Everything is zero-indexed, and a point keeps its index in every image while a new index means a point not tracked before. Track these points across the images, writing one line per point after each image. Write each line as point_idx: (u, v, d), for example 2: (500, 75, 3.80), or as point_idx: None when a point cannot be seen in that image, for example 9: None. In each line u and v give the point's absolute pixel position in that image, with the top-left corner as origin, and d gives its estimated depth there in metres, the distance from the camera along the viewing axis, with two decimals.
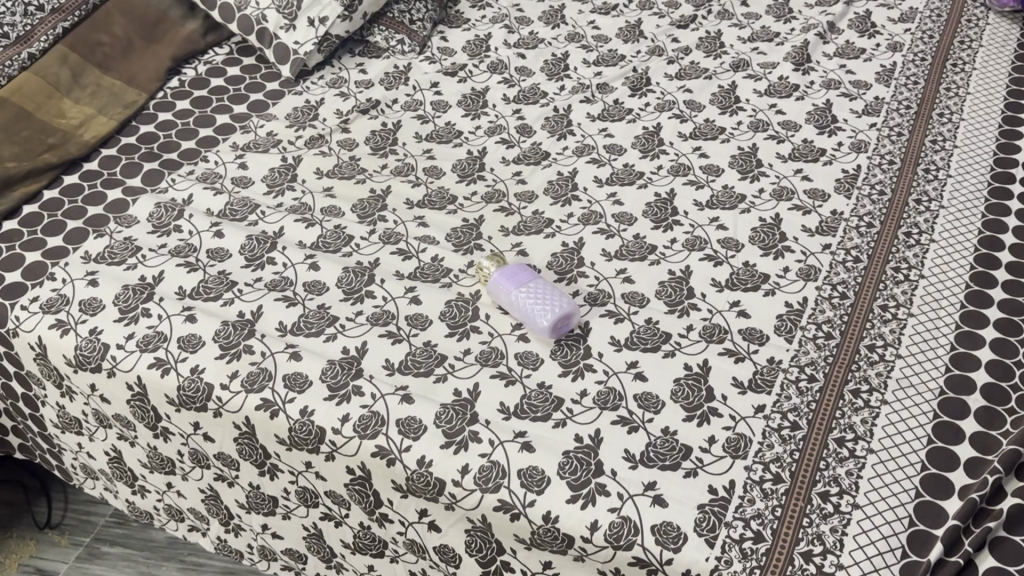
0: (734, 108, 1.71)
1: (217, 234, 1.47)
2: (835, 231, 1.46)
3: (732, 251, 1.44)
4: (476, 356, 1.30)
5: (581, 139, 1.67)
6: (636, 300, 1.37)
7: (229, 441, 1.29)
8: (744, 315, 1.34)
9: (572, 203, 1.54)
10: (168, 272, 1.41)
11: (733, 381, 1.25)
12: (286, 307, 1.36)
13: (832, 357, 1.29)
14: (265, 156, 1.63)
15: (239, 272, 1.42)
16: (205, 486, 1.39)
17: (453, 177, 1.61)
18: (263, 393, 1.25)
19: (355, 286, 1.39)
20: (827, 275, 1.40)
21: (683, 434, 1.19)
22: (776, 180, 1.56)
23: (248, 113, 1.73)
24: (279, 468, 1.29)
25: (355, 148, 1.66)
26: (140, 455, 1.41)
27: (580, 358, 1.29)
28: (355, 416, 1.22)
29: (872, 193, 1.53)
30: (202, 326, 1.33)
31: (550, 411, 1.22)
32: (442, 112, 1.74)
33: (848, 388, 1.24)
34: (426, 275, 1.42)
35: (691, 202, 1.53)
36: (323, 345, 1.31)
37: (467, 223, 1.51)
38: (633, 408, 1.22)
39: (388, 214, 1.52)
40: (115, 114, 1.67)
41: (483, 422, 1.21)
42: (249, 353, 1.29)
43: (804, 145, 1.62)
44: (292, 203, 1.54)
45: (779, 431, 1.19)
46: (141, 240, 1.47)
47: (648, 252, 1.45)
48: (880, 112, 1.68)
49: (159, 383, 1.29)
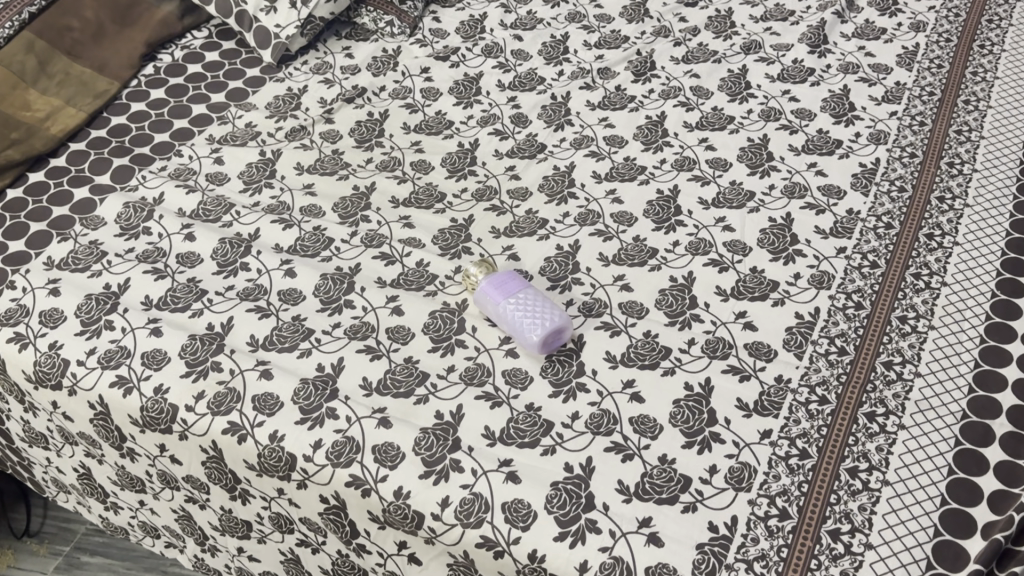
0: (744, 96, 1.60)
1: (188, 237, 1.38)
2: (850, 233, 1.36)
3: (739, 256, 1.33)
4: (460, 374, 1.20)
5: (580, 130, 1.56)
6: (634, 310, 1.27)
7: (197, 464, 1.21)
8: (751, 328, 1.24)
9: (568, 201, 1.44)
10: (134, 280, 1.33)
11: (737, 403, 1.15)
12: (258, 319, 1.27)
13: (846, 375, 1.18)
14: (242, 150, 1.53)
15: (209, 280, 1.33)
16: (177, 506, 1.30)
17: (443, 171, 1.51)
18: (230, 416, 1.17)
19: (333, 293, 1.30)
20: (842, 282, 1.29)
21: (682, 463, 1.10)
22: (788, 175, 1.45)
23: (226, 103, 1.63)
24: (250, 494, 1.20)
25: (338, 140, 1.56)
26: (108, 472, 1.33)
27: (572, 376, 1.20)
28: (328, 441, 1.13)
29: (891, 190, 1.42)
30: (168, 340, 1.24)
31: (538, 437, 1.13)
32: (433, 101, 1.63)
33: (863, 411, 1.14)
34: (409, 282, 1.33)
35: (696, 200, 1.42)
36: (296, 361, 1.22)
37: (455, 224, 1.41)
38: (628, 433, 1.13)
39: (371, 214, 1.43)
40: (84, 106, 1.57)
41: (465, 449, 1.12)
42: (216, 371, 1.21)
43: (819, 136, 1.51)
44: (270, 202, 1.45)
45: (786, 460, 1.10)
46: (107, 244, 1.38)
47: (648, 256, 1.35)
48: (901, 99, 1.57)
49: (121, 403, 1.21)
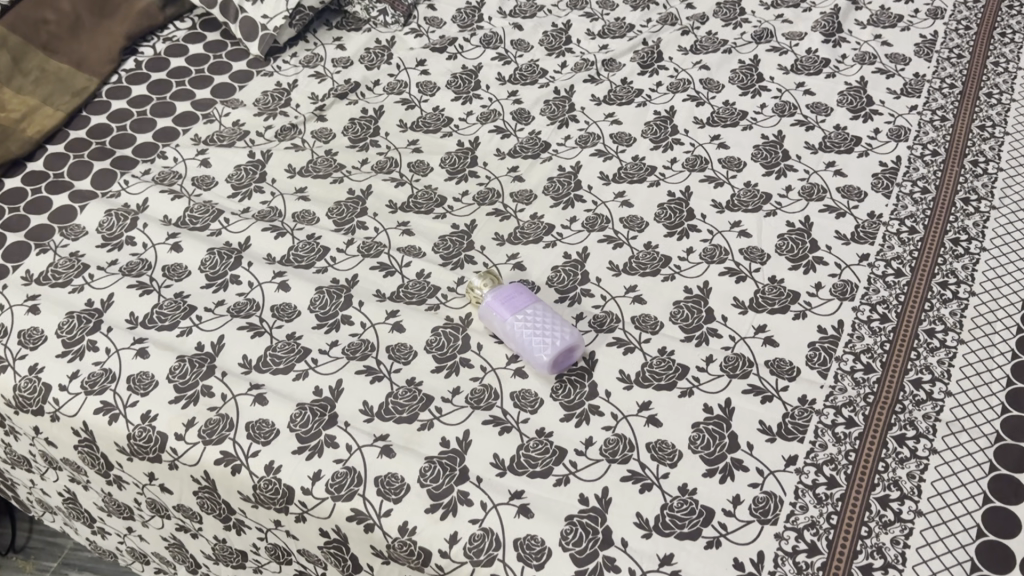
0: (757, 89, 1.52)
1: (174, 247, 1.31)
2: (873, 239, 1.29)
3: (757, 264, 1.27)
4: (466, 396, 1.14)
5: (585, 127, 1.49)
6: (648, 324, 1.21)
7: (188, 493, 1.15)
8: (771, 343, 1.17)
9: (574, 205, 1.37)
10: (118, 295, 1.25)
11: (760, 427, 1.09)
12: (251, 338, 1.20)
13: (874, 395, 1.12)
14: (229, 151, 1.45)
15: (198, 295, 1.25)
16: (167, 534, 1.24)
17: (442, 173, 1.43)
18: (223, 446, 1.10)
19: (329, 308, 1.23)
20: (866, 292, 1.23)
21: (703, 494, 1.04)
22: (806, 175, 1.38)
23: (211, 100, 1.55)
24: (245, 524, 1.14)
25: (332, 140, 1.48)
26: (95, 498, 1.26)
27: (585, 399, 1.13)
28: (328, 472, 1.07)
29: (914, 191, 1.35)
30: (155, 362, 1.17)
31: (550, 466, 1.07)
32: (430, 96, 1.56)
33: (892, 434, 1.08)
34: (410, 295, 1.26)
35: (709, 202, 1.36)
36: (291, 384, 1.15)
37: (456, 230, 1.34)
38: (645, 460, 1.07)
39: (368, 220, 1.35)
40: (62, 105, 1.49)
41: (474, 480, 1.06)
42: (207, 397, 1.14)
43: (836, 133, 1.44)
44: (260, 208, 1.37)
45: (813, 489, 1.04)
46: (89, 257, 1.30)
47: (661, 265, 1.28)
48: (921, 92, 1.50)
49: (107, 430, 1.14)
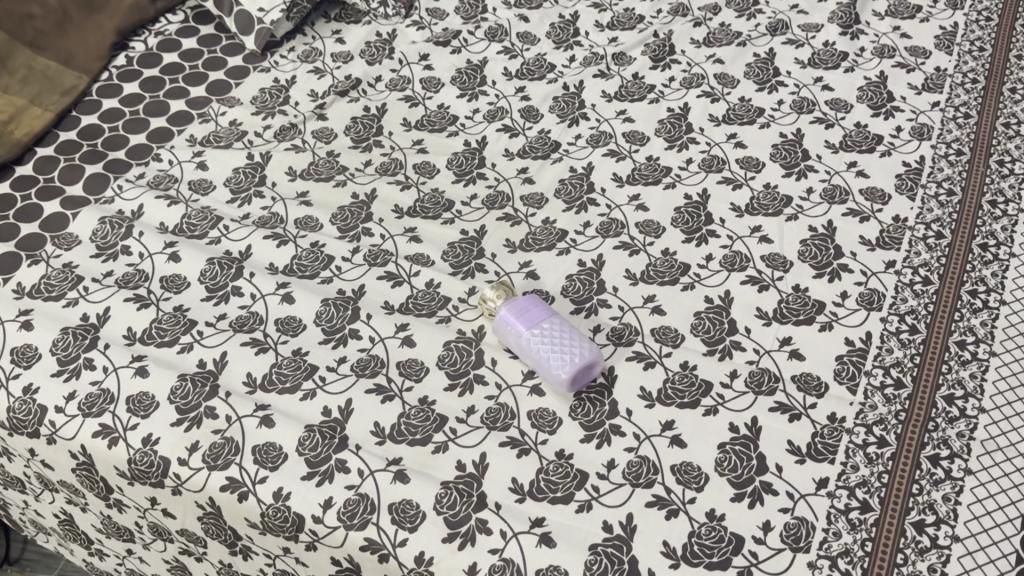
0: (773, 84, 1.47)
1: (172, 257, 1.26)
2: (899, 244, 1.24)
3: (780, 272, 1.22)
4: (482, 416, 1.09)
5: (597, 125, 1.43)
6: (669, 337, 1.16)
7: (192, 519, 1.10)
8: (798, 357, 1.13)
9: (588, 208, 1.32)
10: (114, 309, 1.20)
11: (789, 447, 1.05)
12: (255, 354, 1.15)
13: (905, 413, 1.08)
14: (227, 153, 1.40)
15: (198, 308, 1.20)
16: (170, 557, 1.20)
17: (449, 175, 1.38)
18: (228, 471, 1.05)
19: (336, 322, 1.18)
20: (893, 302, 1.18)
21: (732, 520, 1.00)
22: (827, 176, 1.33)
23: (206, 97, 1.49)
24: (252, 550, 1.10)
25: (333, 140, 1.43)
26: (93, 520, 1.22)
27: (605, 418, 1.09)
28: (339, 500, 1.02)
29: (939, 193, 1.30)
30: (155, 382, 1.12)
31: (572, 491, 1.02)
32: (434, 92, 1.50)
33: (925, 454, 1.04)
34: (419, 306, 1.21)
35: (728, 206, 1.31)
36: (299, 405, 1.10)
37: (466, 237, 1.29)
38: (670, 484, 1.03)
39: (374, 226, 1.30)
40: (50, 105, 1.43)
41: (492, 507, 1.01)
42: (210, 419, 1.09)
43: (857, 131, 1.39)
44: (260, 214, 1.32)
45: (845, 514, 1.00)
46: (83, 268, 1.25)
47: (680, 273, 1.23)
48: (943, 87, 1.45)
49: (106, 455, 1.09)
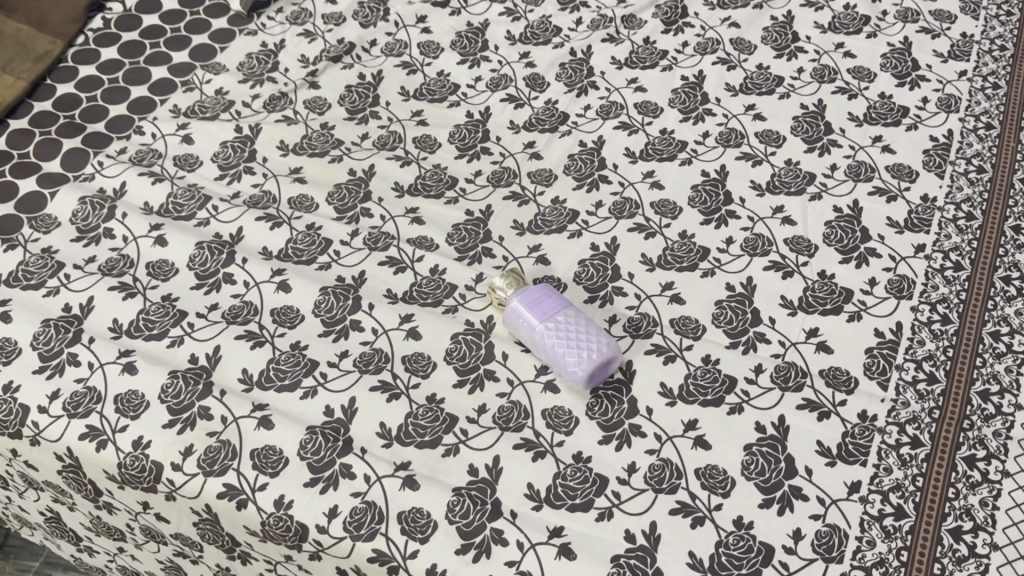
0: (792, 50, 1.40)
1: (158, 241, 1.18)
2: (928, 226, 1.18)
3: (804, 257, 1.16)
4: (493, 415, 1.03)
5: (606, 95, 1.36)
6: (689, 328, 1.10)
7: (187, 523, 1.04)
8: (825, 350, 1.07)
9: (600, 186, 1.25)
10: (98, 298, 1.13)
11: (818, 448, 1.00)
12: (251, 348, 1.08)
13: (939, 410, 1.03)
14: (214, 125, 1.31)
15: (188, 298, 1.13)
16: (163, 557, 1.14)
17: (451, 149, 1.30)
18: (225, 477, 0.99)
19: (336, 313, 1.11)
20: (924, 289, 1.12)
21: (761, 528, 0.94)
22: (851, 151, 1.26)
23: (190, 64, 1.40)
24: (251, 556, 1.04)
25: (327, 111, 1.35)
26: (81, 519, 1.16)
27: (624, 418, 1.03)
28: (345, 508, 0.96)
29: (969, 170, 1.24)
30: (145, 380, 1.05)
31: (591, 497, 0.97)
32: (433, 58, 1.42)
33: (961, 455, 0.99)
34: (424, 295, 1.14)
35: (748, 183, 1.24)
36: (299, 405, 1.04)
37: (472, 218, 1.22)
38: (695, 489, 0.97)
39: (373, 206, 1.23)
40: (23, 73, 1.34)
41: (507, 516, 0.95)
42: (205, 420, 1.02)
43: (881, 102, 1.32)
44: (251, 192, 1.24)
45: (879, 521, 0.95)
46: (63, 252, 1.17)
47: (699, 258, 1.16)
48: (970, 55, 1.38)
49: (94, 458, 1.02)
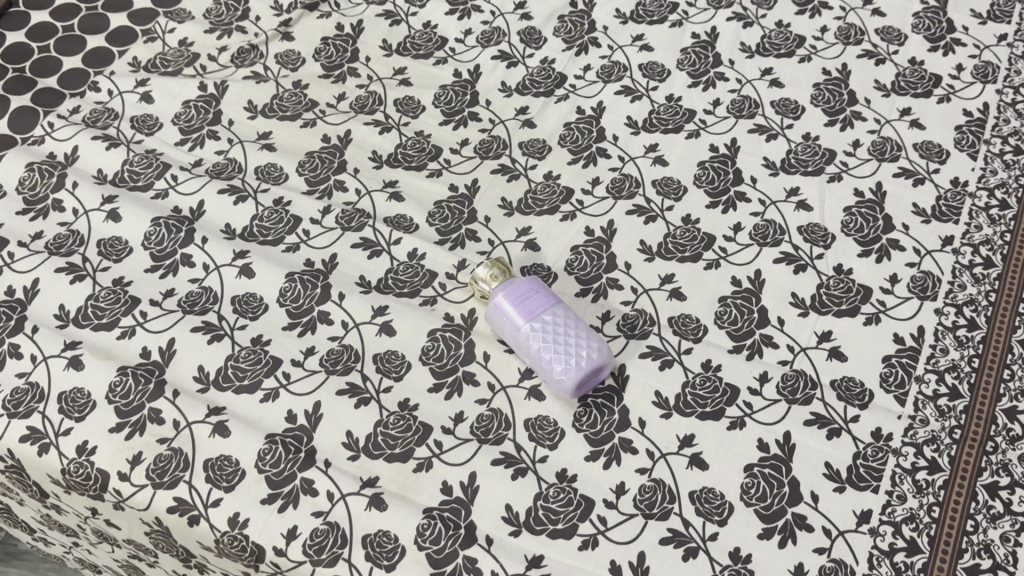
0: (815, 6, 1.27)
1: (111, 215, 1.08)
2: (958, 215, 1.07)
3: (820, 248, 1.05)
4: (471, 425, 0.94)
5: (608, 55, 1.24)
6: (689, 328, 1.00)
7: (139, 532, 0.96)
8: (838, 357, 0.98)
9: (597, 160, 1.13)
10: (44, 281, 1.03)
11: (826, 471, 0.91)
12: (208, 343, 0.99)
13: (961, 429, 0.93)
14: (175, 82, 1.20)
15: (142, 282, 1.03)
16: (119, 557, 1.06)
17: (436, 114, 1.19)
18: (176, 491, 0.90)
19: (302, 303, 1.02)
20: (950, 289, 1.02)
21: (759, 562, 0.86)
22: (876, 126, 1.15)
23: (152, 11, 1.28)
24: (208, 567, 0.96)
25: (301, 67, 1.23)
26: (31, 513, 1.08)
27: (613, 430, 0.94)
28: (305, 529, 0.88)
29: (1005, 151, 1.12)
30: (91, 376, 0.96)
31: (574, 522, 0.88)
32: (419, 7, 1.30)
33: (983, 483, 0.90)
34: (401, 283, 1.04)
35: (761, 160, 1.12)
36: (259, 409, 0.95)
37: (455, 194, 1.11)
38: (689, 515, 0.89)
39: (347, 179, 1.12)
40: None
41: (482, 542, 0.87)
42: (156, 425, 0.93)
43: (911, 69, 1.20)
44: (215, 160, 1.14)
45: (890, 557, 0.86)
46: (7, 226, 1.07)
47: (704, 247, 1.06)
48: (1012, 15, 1.24)
49: (36, 463, 0.93)
